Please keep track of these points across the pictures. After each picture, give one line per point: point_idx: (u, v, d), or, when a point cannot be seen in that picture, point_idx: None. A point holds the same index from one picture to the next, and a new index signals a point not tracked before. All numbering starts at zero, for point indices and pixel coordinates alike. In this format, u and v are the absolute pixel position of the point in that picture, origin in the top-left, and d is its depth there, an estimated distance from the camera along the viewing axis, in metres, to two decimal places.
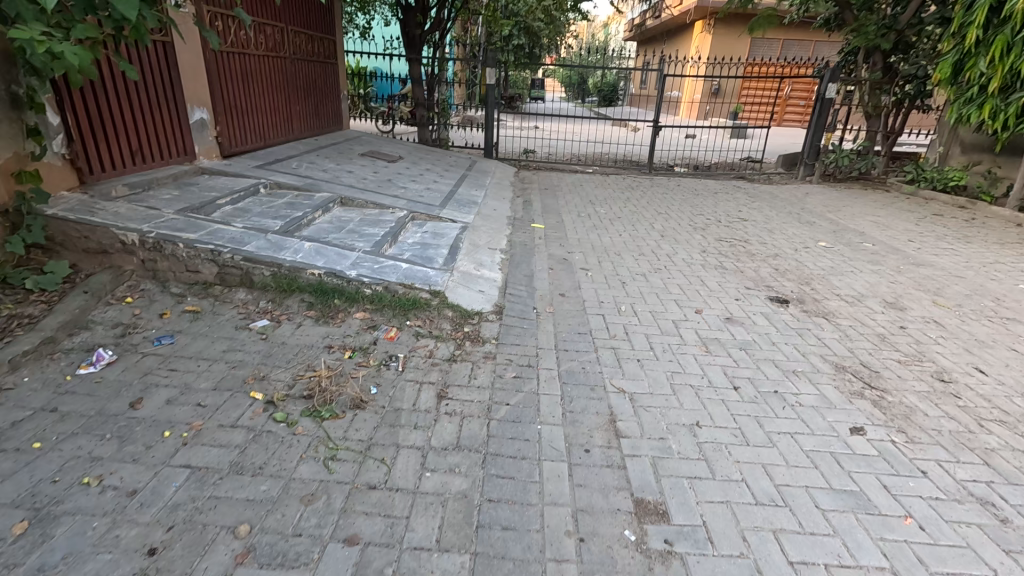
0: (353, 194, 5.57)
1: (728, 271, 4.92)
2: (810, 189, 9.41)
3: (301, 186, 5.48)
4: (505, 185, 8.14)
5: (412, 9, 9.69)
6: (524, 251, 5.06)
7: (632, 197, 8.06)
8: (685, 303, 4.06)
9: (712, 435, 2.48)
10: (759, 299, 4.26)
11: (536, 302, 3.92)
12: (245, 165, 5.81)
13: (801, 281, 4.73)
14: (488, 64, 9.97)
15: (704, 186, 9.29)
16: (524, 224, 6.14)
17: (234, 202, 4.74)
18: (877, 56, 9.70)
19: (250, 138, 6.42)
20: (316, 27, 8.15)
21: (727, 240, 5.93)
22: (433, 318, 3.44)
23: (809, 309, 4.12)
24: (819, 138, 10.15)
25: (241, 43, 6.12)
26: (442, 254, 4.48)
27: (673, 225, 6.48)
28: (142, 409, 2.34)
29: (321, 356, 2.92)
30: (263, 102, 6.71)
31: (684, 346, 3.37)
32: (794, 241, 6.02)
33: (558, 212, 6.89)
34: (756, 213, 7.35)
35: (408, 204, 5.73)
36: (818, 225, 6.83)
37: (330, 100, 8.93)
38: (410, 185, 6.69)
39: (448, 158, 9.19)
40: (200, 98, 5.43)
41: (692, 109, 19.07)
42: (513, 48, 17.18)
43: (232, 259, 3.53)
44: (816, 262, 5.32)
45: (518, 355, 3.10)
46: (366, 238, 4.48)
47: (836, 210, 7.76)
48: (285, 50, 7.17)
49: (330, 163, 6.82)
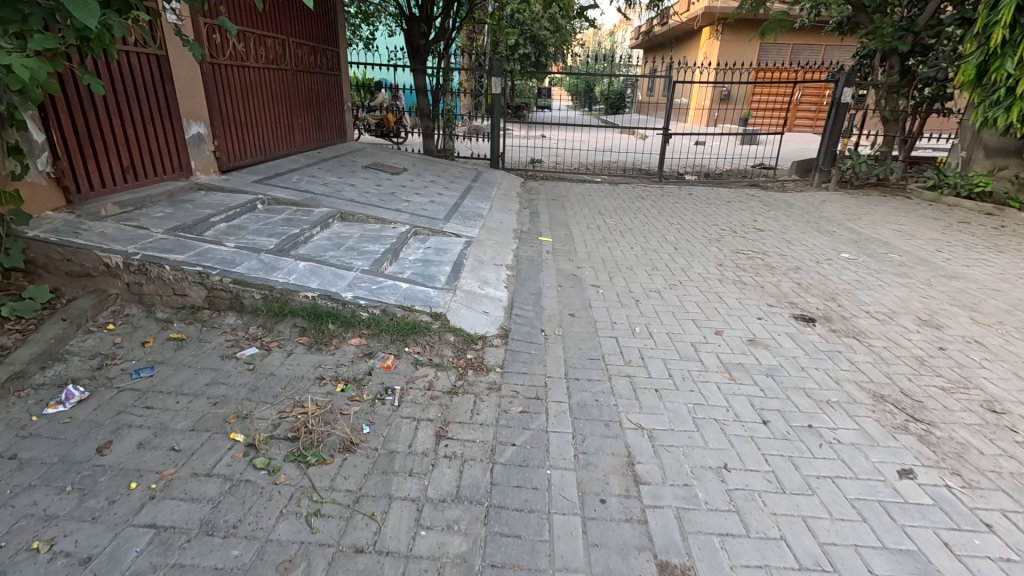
0: (354, 209, 5.39)
1: (748, 285, 4.65)
2: (826, 196, 9.12)
3: (300, 201, 5.31)
4: (511, 196, 7.94)
5: (416, 19, 9.57)
6: (532, 267, 4.84)
7: (643, 208, 7.80)
8: (703, 324, 3.79)
9: (743, 480, 2.21)
10: (783, 317, 3.99)
11: (544, 323, 3.67)
12: (243, 180, 5.65)
13: (826, 296, 4.45)
14: (494, 73, 9.82)
15: (717, 195, 9.04)
16: (532, 237, 5.91)
17: (229, 219, 4.56)
18: (894, 59, 9.39)
19: (250, 152, 6.27)
20: (318, 39, 8.04)
21: (743, 252, 5.66)
22: (434, 343, 3.21)
23: (838, 329, 3.84)
24: (835, 145, 9.85)
25: (240, 56, 5.98)
26: (445, 271, 4.26)
27: (687, 236, 6.22)
28: (110, 455, 2.12)
29: (311, 389, 2.69)
30: (263, 115, 6.57)
31: (705, 373, 3.11)
32: (815, 253, 5.73)
33: (567, 224, 6.66)
34: (772, 222, 7.07)
35: (410, 218, 5.53)
36: (839, 234, 6.54)
37: (333, 112, 8.81)
38: (413, 198, 6.50)
39: (453, 169, 9.02)
40: (197, 112, 5.29)
41: (700, 115, 18.76)
42: (519, 57, 17.09)
43: (220, 282, 3.32)
44: (840, 275, 5.03)
45: (525, 385, 2.85)
46: (365, 255, 4.27)
47: (857, 219, 7.45)
48: (287, 62, 7.04)
49: (332, 176, 6.65)
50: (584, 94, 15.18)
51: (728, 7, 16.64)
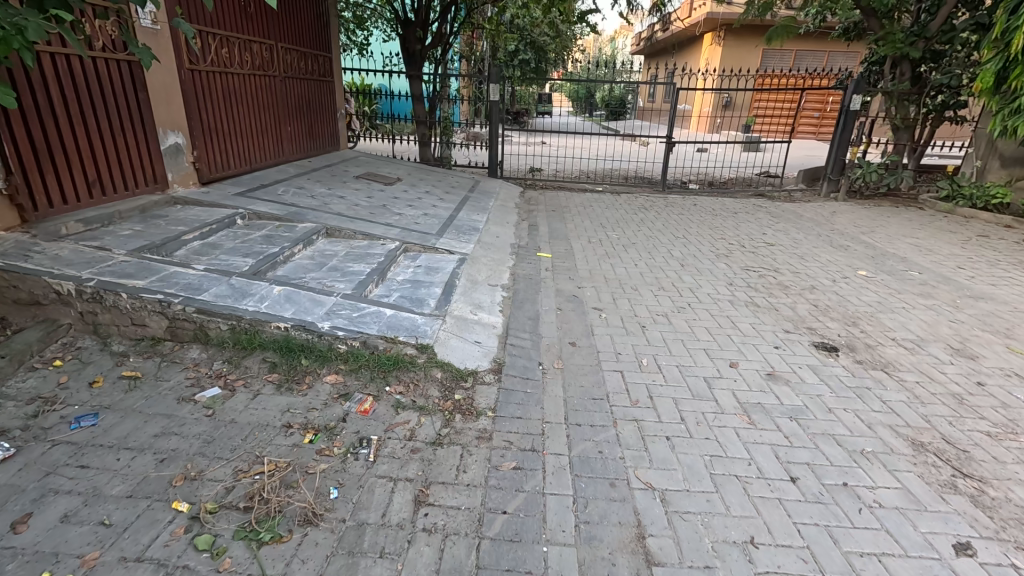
0: (341, 224, 5.08)
1: (762, 308, 4.32)
2: (837, 207, 8.81)
3: (283, 216, 4.99)
4: (509, 206, 7.63)
5: (411, 23, 9.29)
6: (529, 287, 4.52)
7: (647, 219, 7.49)
8: (717, 355, 3.46)
9: (773, 560, 1.88)
10: (804, 345, 3.66)
11: (542, 354, 3.35)
12: (224, 193, 5.34)
13: (847, 321, 4.12)
14: (492, 80, 9.53)
15: (723, 206, 8.74)
16: (530, 253, 5.60)
17: (204, 237, 4.25)
18: (905, 65, 9.08)
19: (233, 162, 5.96)
20: (310, 45, 7.77)
21: (754, 269, 5.34)
22: (419, 381, 2.89)
23: (864, 360, 3.50)
24: (843, 153, 9.57)
25: (224, 62, 5.69)
26: (435, 294, 3.94)
27: (694, 251, 5.90)
28: (25, 533, 1.80)
29: (275, 441, 2.36)
30: (248, 124, 6.26)
31: (721, 416, 2.77)
32: (831, 270, 5.41)
33: (567, 237, 6.34)
34: (783, 236, 6.76)
35: (400, 233, 5.21)
36: (854, 249, 6.21)
37: (325, 119, 8.52)
38: (405, 210, 6.18)
39: (450, 179, 8.72)
40: (175, 121, 4.98)
41: (701, 123, 18.37)
42: (519, 63, 16.84)
43: (183, 311, 3.01)
44: (859, 295, 4.70)
45: (519, 434, 2.52)
46: (349, 277, 3.95)
47: (870, 232, 7.12)
48: (275, 69, 6.76)
49: (321, 188, 6.34)
50: (585, 100, 14.89)
51: (731, 13, 16.40)
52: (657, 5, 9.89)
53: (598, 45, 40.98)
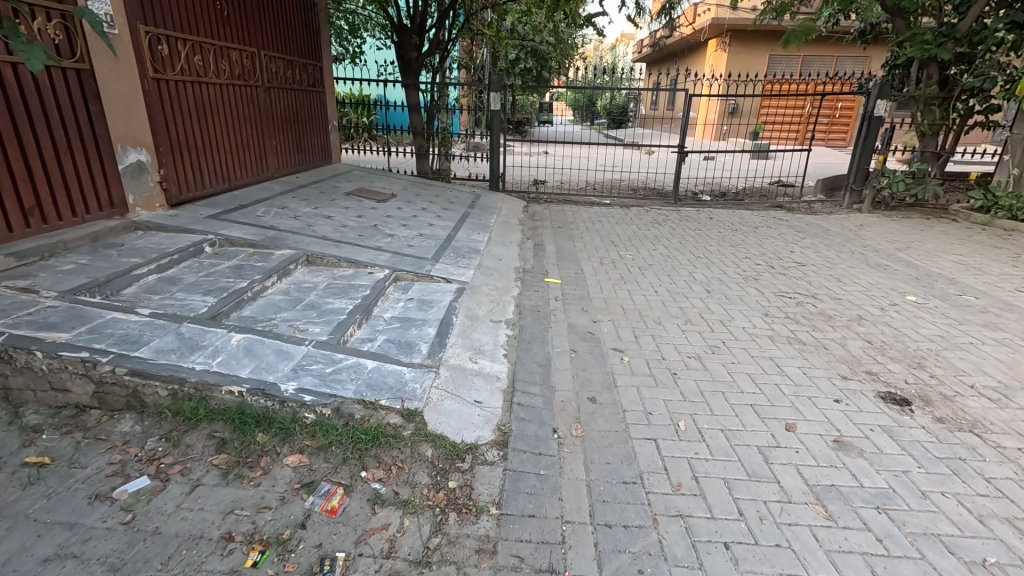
0: (325, 250, 4.51)
1: (808, 346, 3.73)
2: (863, 219, 8.24)
3: (259, 241, 4.43)
4: (513, 223, 7.09)
5: (407, 29, 8.79)
6: (538, 322, 3.94)
7: (662, 235, 6.91)
8: (768, 413, 2.85)
9: None
10: (870, 398, 3.05)
11: (556, 416, 2.75)
12: (195, 215, 4.79)
13: (911, 362, 3.52)
14: (493, 89, 9.01)
15: (741, 219, 8.17)
16: (537, 278, 5.02)
17: (162, 270, 3.68)
18: (933, 67, 8.53)
19: (208, 181, 5.41)
20: (298, 53, 7.25)
21: (790, 295, 4.75)
22: (404, 462, 2.29)
23: (946, 417, 2.89)
24: (867, 162, 9.01)
25: (196, 70, 5.17)
26: (427, 336, 3.37)
27: (718, 274, 5.32)
28: None
29: (207, 565, 1.76)
30: (227, 138, 5.71)
31: (789, 508, 2.17)
32: (875, 295, 4.81)
33: (577, 258, 5.76)
34: (812, 254, 6.18)
35: (392, 259, 4.65)
36: (894, 269, 5.61)
37: (316, 132, 8.00)
38: (398, 231, 5.62)
39: (449, 193, 8.18)
40: (136, 136, 4.42)
41: (707, 131, 17.88)
42: (521, 72, 16.39)
43: (112, 374, 2.43)
44: (915, 327, 4.10)
45: (533, 544, 1.93)
46: (328, 317, 3.38)
47: (906, 248, 6.53)
48: (258, 78, 6.23)
49: (306, 207, 5.79)
50: (587, 109, 14.43)
51: (738, 19, 16.04)
52: (666, 9, 9.39)
53: (598, 54, 40.79)
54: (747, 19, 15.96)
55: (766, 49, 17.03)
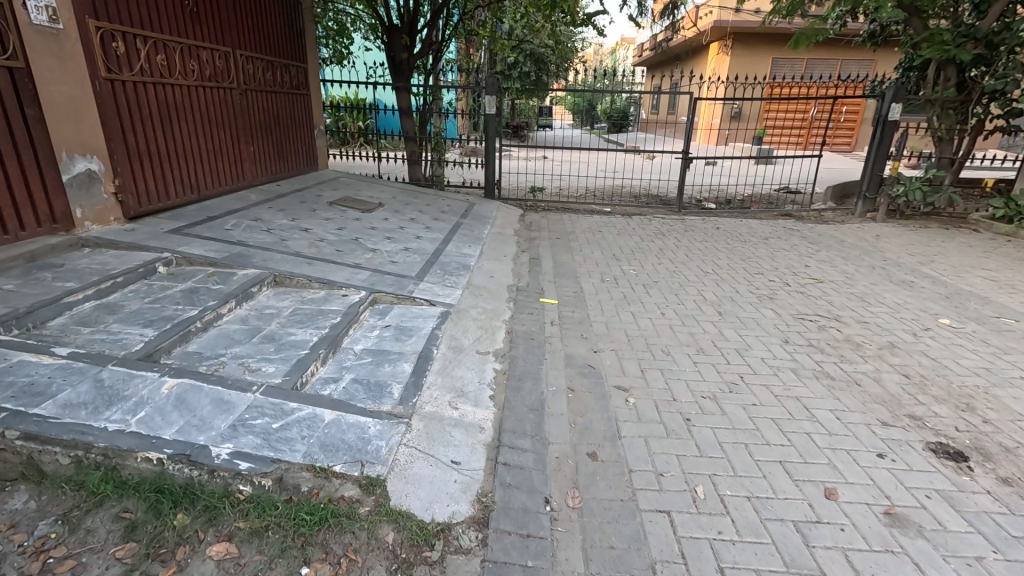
0: (295, 269, 4.07)
1: (839, 382, 3.28)
2: (879, 229, 7.80)
3: (220, 259, 3.98)
4: (508, 235, 6.65)
5: (397, 30, 8.41)
6: (531, 353, 3.49)
7: (667, 247, 6.47)
8: (801, 475, 2.39)
9: None
10: (919, 453, 2.59)
11: (549, 480, 2.30)
12: (154, 230, 4.34)
13: (959, 403, 3.06)
14: (489, 92, 8.57)
15: (749, 229, 7.74)
16: (531, 297, 4.57)
17: (103, 295, 3.23)
18: (950, 69, 8.14)
19: (173, 192, 4.97)
20: (279, 53, 6.83)
21: (811, 318, 4.30)
22: (358, 553, 1.83)
23: (1013, 478, 2.43)
24: (881, 168, 8.58)
25: (159, 70, 4.73)
26: (401, 375, 2.92)
27: (730, 292, 4.87)
28: None
29: None
30: (197, 144, 5.27)
31: None
32: (905, 318, 4.35)
33: (576, 274, 5.31)
34: (829, 268, 5.74)
35: (370, 278, 4.21)
36: (920, 287, 5.16)
37: (300, 137, 7.57)
38: (382, 245, 5.18)
39: (441, 202, 7.75)
40: (85, 143, 3.98)
41: (710, 136, 17.47)
42: (519, 75, 16.00)
43: (3, 438, 1.98)
44: (956, 358, 3.65)
45: None
46: (287, 352, 2.94)
47: (929, 261, 6.09)
48: (233, 80, 5.80)
49: (282, 219, 5.35)
50: (587, 113, 14.02)
51: (742, 21, 15.69)
52: (669, 9, 8.99)
53: (598, 56, 40.44)
54: (751, 21, 15.59)
55: (770, 51, 16.67)
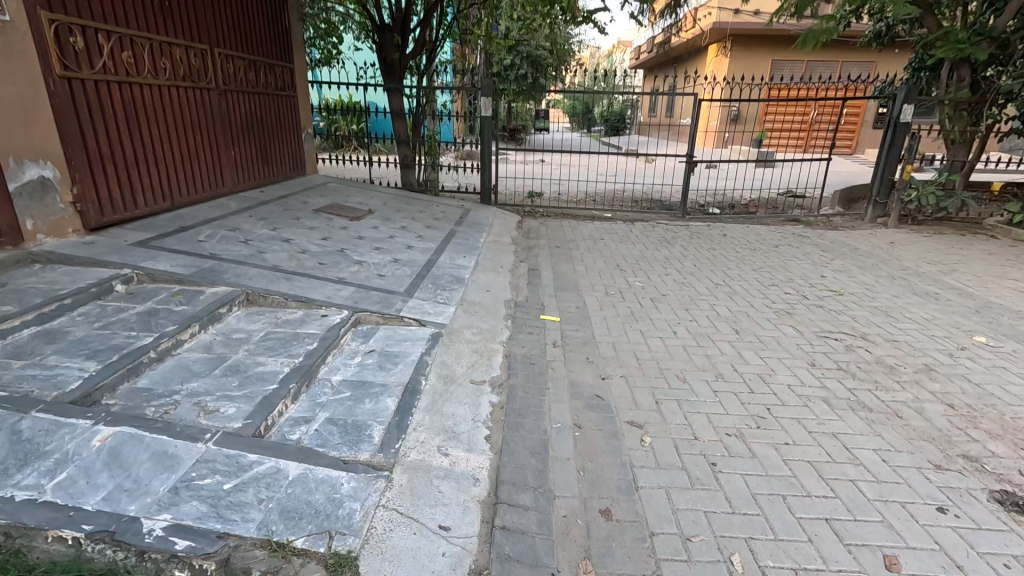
0: (271, 286, 3.69)
1: (878, 414, 2.92)
2: (893, 235, 7.48)
3: (187, 275, 3.60)
4: (505, 243, 6.29)
5: (388, 29, 8.05)
6: (531, 381, 3.12)
7: (673, 257, 6.13)
8: (854, 537, 2.03)
9: None
10: (985, 505, 2.24)
11: (556, 549, 1.93)
12: (117, 242, 3.95)
13: (1017, 439, 2.70)
14: (484, 93, 8.21)
15: (758, 236, 7.40)
16: (531, 314, 4.21)
17: (45, 320, 2.85)
18: (965, 69, 7.82)
19: (143, 200, 4.58)
20: (262, 53, 6.45)
21: (835, 337, 3.95)
22: None
23: None
24: (892, 172, 8.27)
25: (125, 69, 4.34)
26: (383, 413, 2.54)
27: (744, 307, 4.52)
28: None
29: None
30: (170, 148, 4.88)
31: None
32: (937, 335, 4.00)
33: (578, 287, 4.96)
34: (847, 279, 5.40)
35: (354, 295, 3.83)
36: (947, 299, 4.82)
37: (286, 141, 7.20)
38: (369, 256, 4.80)
39: (435, 208, 7.39)
40: (37, 147, 3.60)
41: (710, 139, 17.17)
42: (516, 78, 15.67)
43: None
44: (1002, 383, 3.30)
45: None
46: (253, 387, 2.56)
47: (951, 271, 5.75)
48: (211, 80, 5.41)
49: (262, 229, 4.97)
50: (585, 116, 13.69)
51: (742, 22, 15.41)
52: (672, 7, 8.65)
53: (596, 59, 40.18)
54: (751, 22, 15.32)
55: (770, 53, 16.42)
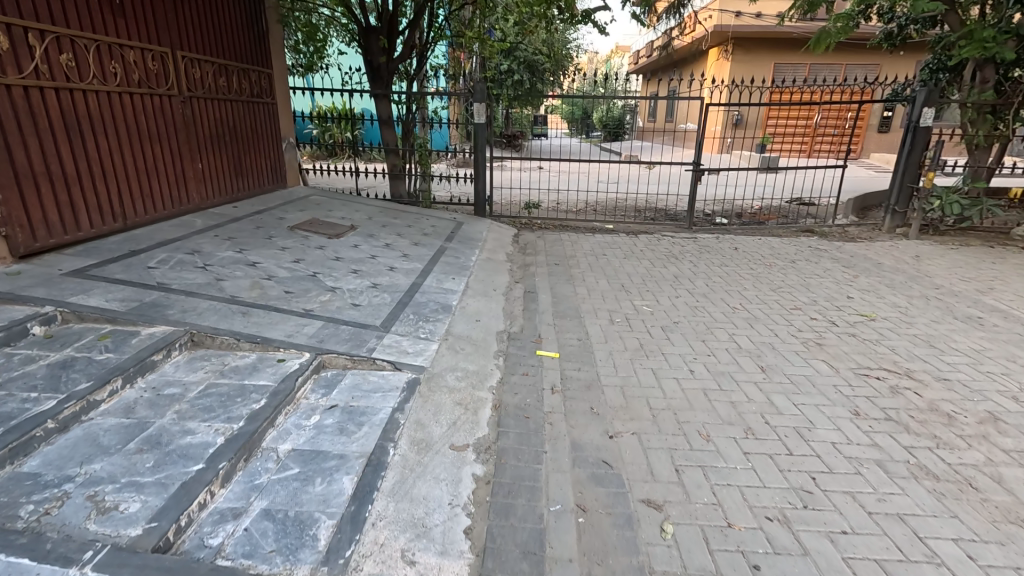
0: (222, 323, 3.17)
1: (949, 485, 2.38)
2: (917, 247, 6.96)
3: (123, 311, 3.09)
4: (499, 261, 5.76)
5: (374, 31, 7.56)
6: (526, 442, 2.59)
7: (682, 275, 5.61)
8: None
9: None
10: None
11: None
12: (48, 272, 3.43)
13: None
14: (478, 99, 7.71)
15: (771, 249, 6.89)
16: (525, 349, 3.68)
17: None
18: (989, 69, 7.43)
19: (88, 221, 4.07)
20: (235, 57, 5.97)
21: (878, 375, 3.42)
22: None
23: None
24: (913, 178, 7.74)
25: (63, 73, 3.84)
26: (336, 502, 2.01)
27: (768, 337, 3.99)
28: None
29: None
30: (121, 161, 4.37)
31: None
32: (993, 372, 3.47)
33: (579, 314, 4.42)
34: (877, 300, 4.87)
35: (320, 331, 3.30)
36: (993, 325, 4.30)
37: (264, 152, 6.69)
38: (345, 281, 4.28)
39: (424, 222, 6.88)
40: None
41: (713, 144, 16.67)
42: (513, 84, 15.24)
43: None
44: None
45: None
46: (171, 470, 2.02)
47: (989, 289, 5.23)
48: (172, 86, 4.91)
49: (226, 250, 4.45)
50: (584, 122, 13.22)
51: (744, 25, 14.98)
52: (675, 8, 8.17)
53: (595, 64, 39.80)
54: (754, 25, 14.88)
55: (773, 56, 16.01)
